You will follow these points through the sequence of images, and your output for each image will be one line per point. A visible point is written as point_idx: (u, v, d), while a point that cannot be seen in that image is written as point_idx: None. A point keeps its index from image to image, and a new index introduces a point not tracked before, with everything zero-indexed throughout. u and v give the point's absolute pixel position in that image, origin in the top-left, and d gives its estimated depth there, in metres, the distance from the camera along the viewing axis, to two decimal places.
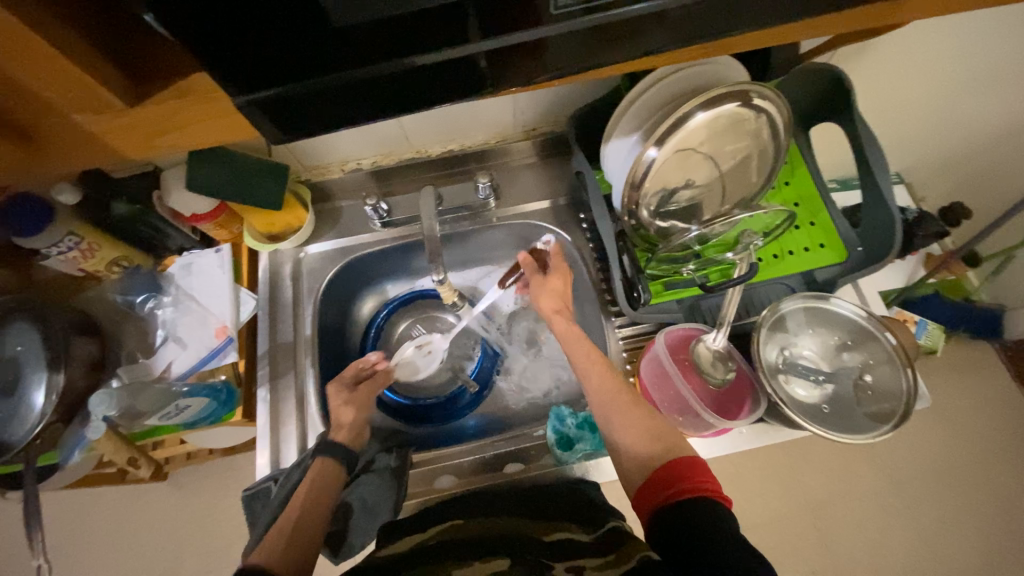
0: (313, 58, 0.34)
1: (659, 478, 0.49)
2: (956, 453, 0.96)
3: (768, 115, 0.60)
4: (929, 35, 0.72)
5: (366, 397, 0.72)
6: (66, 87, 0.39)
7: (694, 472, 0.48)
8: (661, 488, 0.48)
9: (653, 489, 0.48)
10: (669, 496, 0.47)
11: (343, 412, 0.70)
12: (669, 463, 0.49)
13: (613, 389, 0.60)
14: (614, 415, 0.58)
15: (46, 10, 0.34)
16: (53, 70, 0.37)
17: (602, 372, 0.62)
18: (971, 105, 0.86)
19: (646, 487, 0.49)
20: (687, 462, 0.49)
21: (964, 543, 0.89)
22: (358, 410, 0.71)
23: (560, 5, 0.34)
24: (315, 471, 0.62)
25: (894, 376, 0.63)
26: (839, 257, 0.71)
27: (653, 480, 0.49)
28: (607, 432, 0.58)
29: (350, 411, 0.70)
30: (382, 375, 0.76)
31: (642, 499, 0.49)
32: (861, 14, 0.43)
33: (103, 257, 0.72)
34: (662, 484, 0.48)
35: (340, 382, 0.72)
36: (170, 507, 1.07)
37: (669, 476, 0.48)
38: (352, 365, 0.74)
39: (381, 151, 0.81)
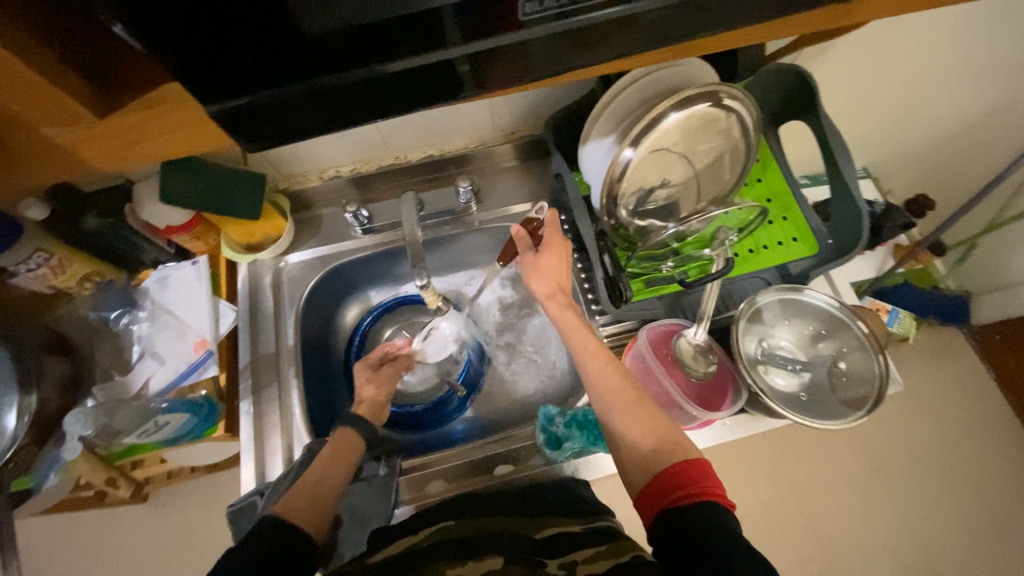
0: (288, 66, 0.34)
1: (663, 483, 0.47)
2: (931, 435, 0.99)
3: (738, 115, 0.62)
4: (887, 36, 0.75)
5: (388, 378, 0.78)
6: (33, 98, 0.38)
7: (698, 476, 0.46)
8: (665, 493, 0.47)
9: (656, 495, 0.47)
10: (673, 501, 0.46)
11: (365, 390, 0.76)
12: (672, 467, 0.48)
13: (614, 384, 0.58)
14: (611, 411, 0.56)
15: (11, 23, 0.34)
16: (18, 82, 0.36)
17: (597, 364, 0.60)
18: (930, 101, 0.90)
19: (649, 491, 0.48)
20: (690, 465, 0.47)
21: (942, 522, 0.92)
22: (379, 388, 0.76)
23: (529, 12, 0.34)
24: (339, 437, 0.67)
25: (866, 362, 0.66)
26: (811, 249, 0.73)
27: (655, 485, 0.48)
28: (607, 426, 0.57)
29: (371, 389, 0.76)
30: (406, 358, 0.82)
31: (645, 504, 0.48)
32: (820, 16, 0.45)
33: (74, 273, 0.70)
34: (665, 489, 0.47)
35: (368, 363, 0.79)
36: (152, 528, 1.04)
37: (672, 480, 0.47)
38: (378, 348, 0.80)
39: (360, 158, 0.81)
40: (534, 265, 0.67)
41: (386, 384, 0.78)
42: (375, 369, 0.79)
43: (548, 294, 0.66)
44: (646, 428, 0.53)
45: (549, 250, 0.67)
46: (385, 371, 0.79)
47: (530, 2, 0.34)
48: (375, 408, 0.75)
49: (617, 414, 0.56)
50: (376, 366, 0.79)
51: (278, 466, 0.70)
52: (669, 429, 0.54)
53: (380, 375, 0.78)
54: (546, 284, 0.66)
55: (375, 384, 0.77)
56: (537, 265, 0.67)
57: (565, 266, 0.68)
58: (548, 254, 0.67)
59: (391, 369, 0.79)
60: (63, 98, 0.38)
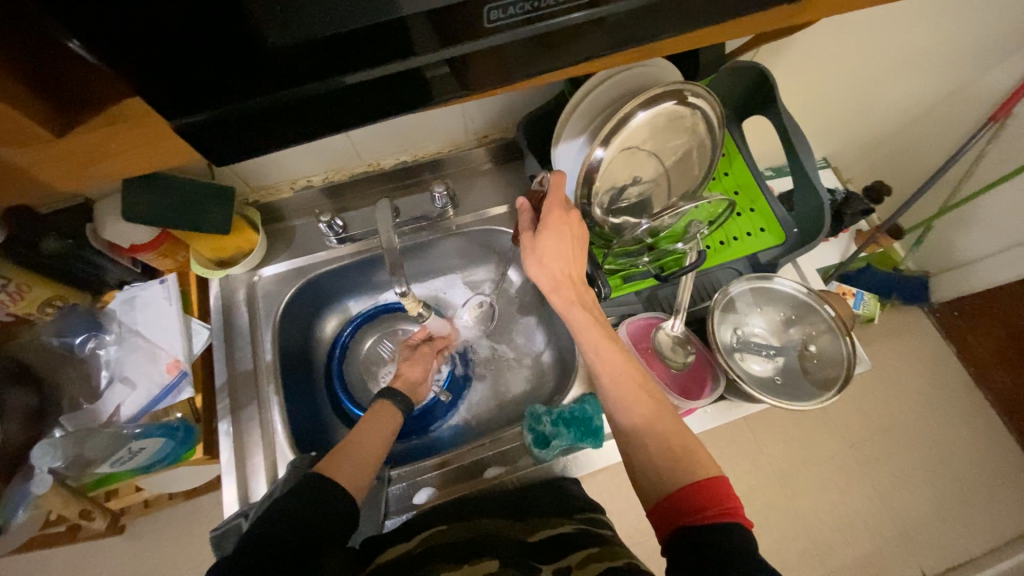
0: (258, 77, 0.34)
1: (687, 497, 0.46)
2: (900, 411, 1.04)
3: (702, 112, 0.64)
4: (838, 33, 0.79)
5: (424, 356, 0.79)
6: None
7: (721, 497, 0.46)
8: (687, 512, 0.46)
9: (675, 513, 0.46)
10: (693, 520, 0.45)
11: (402, 367, 0.77)
12: (693, 485, 0.47)
13: (631, 391, 0.56)
14: (626, 408, 0.55)
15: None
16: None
17: (607, 359, 0.58)
18: (880, 93, 0.95)
19: (667, 508, 0.47)
20: (715, 485, 0.46)
21: (914, 493, 0.97)
22: (416, 364, 0.78)
23: (494, 19, 0.35)
24: (380, 407, 0.69)
25: (834, 343, 0.68)
26: (778, 238, 0.76)
27: (674, 504, 0.47)
28: (622, 434, 0.55)
29: (412, 368, 0.77)
30: (444, 342, 0.83)
31: (661, 519, 0.47)
32: (772, 17, 0.47)
33: (34, 299, 0.67)
34: (686, 510, 0.46)
35: (408, 346, 0.82)
36: (129, 560, 1.00)
37: (694, 500, 0.46)
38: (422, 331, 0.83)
39: (332, 167, 0.80)
40: (532, 249, 0.62)
41: (421, 363, 0.78)
42: (414, 348, 0.81)
43: (551, 285, 0.62)
44: (661, 440, 0.52)
45: (545, 230, 0.60)
46: (421, 351, 0.80)
47: (495, 10, 0.35)
48: (410, 386, 0.75)
49: (629, 416, 0.55)
50: (417, 346, 0.81)
51: (261, 485, 0.69)
52: (684, 437, 0.52)
53: (418, 354, 0.80)
54: (546, 273, 0.62)
55: (410, 363, 0.78)
56: (537, 249, 0.61)
57: (567, 241, 0.61)
58: (547, 235, 0.60)
59: (427, 349, 0.80)
60: (20, 120, 0.36)
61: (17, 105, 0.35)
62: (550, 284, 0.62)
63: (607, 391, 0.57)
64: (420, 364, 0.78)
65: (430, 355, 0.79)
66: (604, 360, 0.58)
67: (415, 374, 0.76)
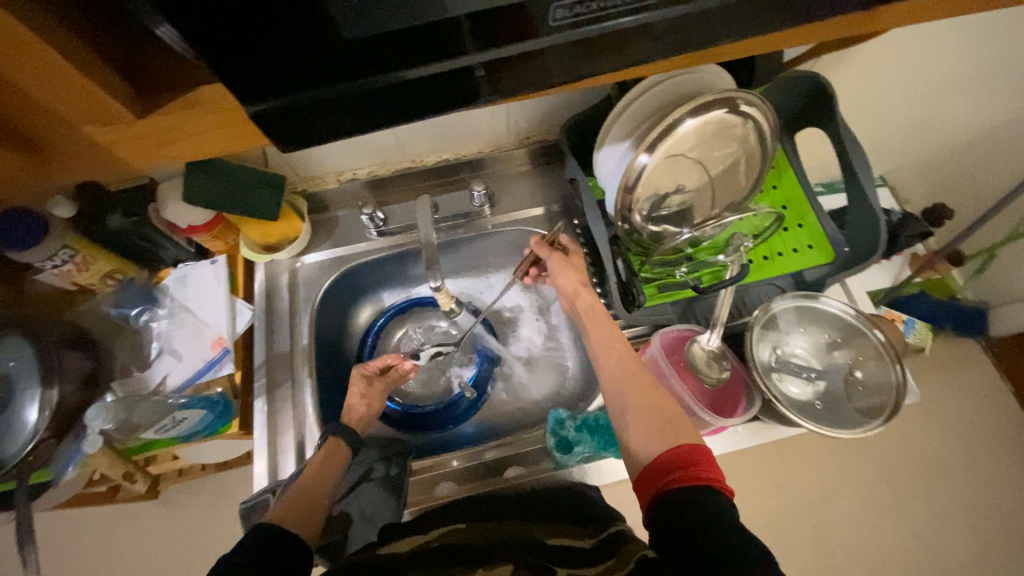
0: (321, 70, 0.35)
1: (669, 464, 0.50)
2: (947, 448, 0.97)
3: (754, 122, 0.62)
4: (905, 43, 0.75)
5: (380, 393, 0.76)
6: (62, 92, 0.38)
7: (695, 462, 0.49)
8: (664, 474, 0.49)
9: (654, 479, 0.50)
10: (670, 483, 0.49)
11: (354, 404, 0.74)
12: (670, 450, 0.51)
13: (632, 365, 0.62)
14: (626, 394, 0.59)
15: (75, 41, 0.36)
16: (47, 72, 0.36)
17: (609, 350, 0.64)
18: (951, 108, 0.89)
19: (646, 475, 0.51)
20: (690, 451, 0.50)
21: (957, 537, 0.90)
22: (369, 403, 0.74)
23: (558, 18, 0.35)
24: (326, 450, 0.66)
25: (883, 371, 0.65)
26: (828, 257, 0.72)
27: (654, 472, 0.50)
28: (619, 407, 0.59)
29: (363, 404, 0.74)
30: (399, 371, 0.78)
31: (646, 484, 0.51)
32: (837, 24, 0.45)
33: (97, 271, 0.72)
34: (662, 472, 0.50)
35: (362, 375, 0.75)
36: (161, 524, 1.05)
37: (674, 463, 0.49)
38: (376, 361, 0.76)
39: (377, 161, 0.82)
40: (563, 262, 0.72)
41: (376, 400, 0.75)
42: (369, 384, 0.75)
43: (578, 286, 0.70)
44: (656, 402, 0.57)
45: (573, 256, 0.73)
46: (377, 388, 0.75)
47: (560, 9, 0.35)
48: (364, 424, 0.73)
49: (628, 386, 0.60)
50: (371, 380, 0.76)
51: (290, 463, 0.71)
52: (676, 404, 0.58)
53: (373, 390, 0.76)
54: (569, 281, 0.71)
55: (365, 403, 0.74)
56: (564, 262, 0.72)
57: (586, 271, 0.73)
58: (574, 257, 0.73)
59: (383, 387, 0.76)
60: (93, 92, 0.38)
61: (90, 75, 0.37)
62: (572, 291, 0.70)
63: (607, 371, 0.63)
64: (374, 403, 0.75)
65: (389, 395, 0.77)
66: (612, 348, 0.65)
67: (359, 412, 0.73)
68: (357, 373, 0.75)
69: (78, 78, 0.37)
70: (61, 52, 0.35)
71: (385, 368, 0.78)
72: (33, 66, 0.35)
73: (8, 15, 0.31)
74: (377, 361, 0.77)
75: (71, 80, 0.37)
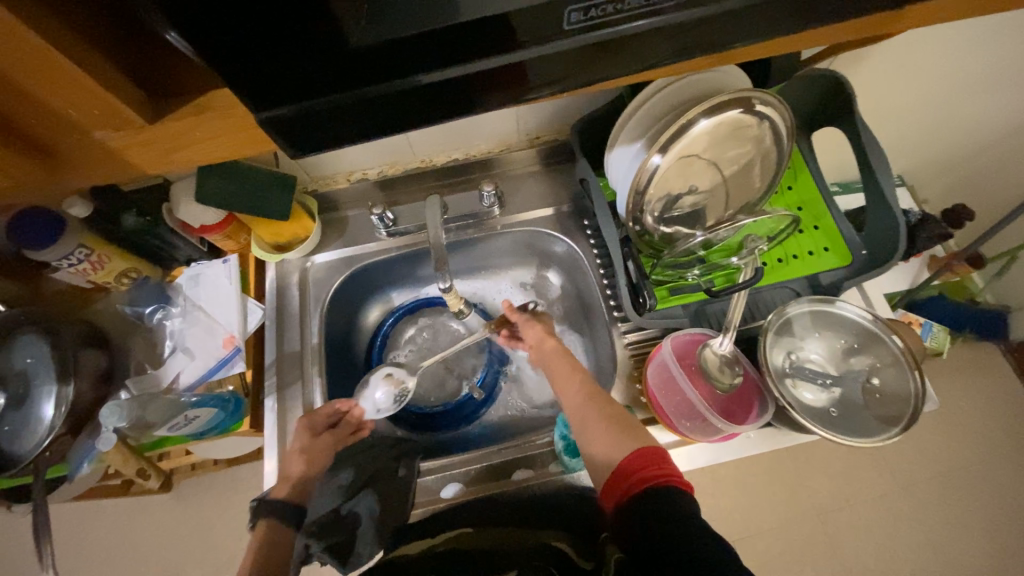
0: (332, 77, 0.35)
1: (630, 466, 0.51)
2: (966, 456, 0.95)
3: (770, 122, 0.61)
4: (924, 43, 0.74)
5: (325, 446, 0.68)
6: (75, 98, 0.38)
7: (653, 462, 0.51)
8: (626, 476, 0.51)
9: (618, 485, 0.51)
10: (633, 486, 0.50)
11: (293, 462, 0.66)
12: (631, 453, 0.52)
13: (588, 404, 0.62)
14: (587, 422, 0.60)
15: (89, 50, 0.37)
16: (58, 78, 0.36)
17: (570, 384, 0.65)
18: (974, 107, 0.87)
19: (613, 480, 0.52)
20: (645, 452, 0.52)
21: (974, 546, 0.88)
22: (309, 460, 0.67)
23: (573, 22, 0.35)
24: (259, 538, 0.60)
25: (901, 379, 0.63)
26: (843, 260, 0.71)
27: (616, 478, 0.52)
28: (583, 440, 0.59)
29: (300, 461, 0.66)
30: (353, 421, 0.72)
31: (612, 490, 0.52)
32: (856, 26, 0.44)
33: (112, 270, 0.73)
34: (623, 476, 0.51)
35: (307, 427, 0.68)
36: (174, 518, 1.06)
37: (635, 465, 0.51)
38: (323, 410, 0.70)
39: (387, 161, 0.82)
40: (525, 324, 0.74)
41: (318, 460, 0.67)
42: (314, 437, 0.68)
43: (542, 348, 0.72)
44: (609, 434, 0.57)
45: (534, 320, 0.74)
46: (322, 441, 0.68)
47: (576, 12, 0.35)
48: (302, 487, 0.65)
49: (587, 431, 0.59)
50: (317, 432, 0.69)
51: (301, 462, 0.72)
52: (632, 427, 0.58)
53: (316, 445, 0.68)
54: (534, 334, 0.73)
55: (303, 459, 0.66)
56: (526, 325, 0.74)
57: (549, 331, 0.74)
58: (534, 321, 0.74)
59: (329, 441, 0.68)
60: (106, 98, 0.38)
61: (102, 81, 0.37)
62: (537, 340, 0.73)
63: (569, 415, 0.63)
64: (314, 460, 0.67)
65: (335, 450, 0.69)
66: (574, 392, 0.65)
67: (296, 469, 0.66)
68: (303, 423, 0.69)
69: (90, 85, 0.37)
70: (71, 59, 0.35)
71: (335, 417, 0.71)
72: (46, 73, 0.35)
73: (12, 17, 0.31)
74: (326, 410, 0.70)
75: (83, 87, 0.37)
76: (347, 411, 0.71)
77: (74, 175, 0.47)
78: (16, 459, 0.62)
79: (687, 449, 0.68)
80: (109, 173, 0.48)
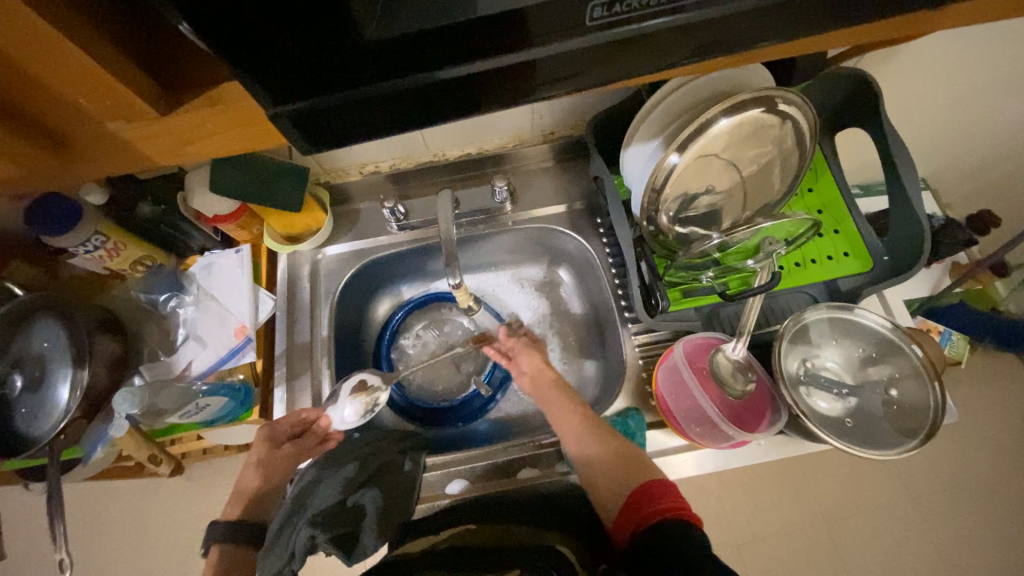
0: (347, 69, 0.34)
1: (642, 496, 0.52)
2: (983, 469, 0.92)
3: (793, 122, 0.59)
4: (959, 42, 0.71)
5: (284, 459, 0.68)
6: (87, 87, 0.38)
7: (661, 493, 0.52)
8: (639, 508, 0.51)
9: (630, 518, 0.52)
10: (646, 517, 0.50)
11: (247, 475, 0.66)
12: (641, 486, 0.53)
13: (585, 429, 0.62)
14: (590, 451, 0.60)
15: (104, 41, 0.37)
16: (70, 68, 0.36)
17: (565, 419, 0.64)
18: (1006, 110, 0.84)
19: (626, 512, 0.52)
20: (653, 484, 0.53)
21: (987, 562, 0.86)
22: (266, 472, 0.66)
23: (595, 18, 0.34)
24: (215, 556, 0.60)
25: (921, 390, 0.62)
26: (864, 266, 0.69)
27: (627, 512, 0.52)
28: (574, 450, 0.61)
29: (254, 475, 0.66)
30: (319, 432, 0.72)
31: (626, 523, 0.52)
32: (891, 25, 0.42)
33: (127, 257, 0.74)
34: (636, 508, 0.52)
35: (268, 436, 0.69)
36: (181, 502, 1.07)
37: (645, 497, 0.52)
38: (288, 418, 0.71)
39: (399, 155, 0.82)
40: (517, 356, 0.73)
41: (277, 472, 0.67)
42: (275, 447, 0.68)
43: (536, 378, 0.70)
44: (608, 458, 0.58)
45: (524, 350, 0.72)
46: (283, 452, 0.68)
47: (597, 8, 0.33)
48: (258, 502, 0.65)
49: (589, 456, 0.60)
50: (280, 442, 0.69)
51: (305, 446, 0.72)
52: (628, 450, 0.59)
53: (277, 456, 0.68)
54: (531, 363, 0.72)
55: (261, 470, 0.66)
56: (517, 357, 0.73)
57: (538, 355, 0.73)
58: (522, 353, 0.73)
59: (291, 450, 0.68)
60: (117, 89, 0.38)
61: (113, 71, 0.37)
62: (532, 369, 0.71)
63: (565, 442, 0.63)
64: (272, 472, 0.67)
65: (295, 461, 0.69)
66: (570, 422, 0.63)
67: (249, 483, 0.66)
68: (265, 433, 0.69)
69: (102, 74, 0.37)
70: (81, 47, 0.35)
71: (301, 428, 0.72)
72: (57, 62, 0.35)
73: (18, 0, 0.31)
74: (290, 419, 0.71)
75: (94, 75, 0.37)
76: (313, 422, 0.72)
77: (89, 166, 0.47)
78: (33, 440, 0.63)
79: (696, 454, 0.67)
80: (120, 165, 0.48)
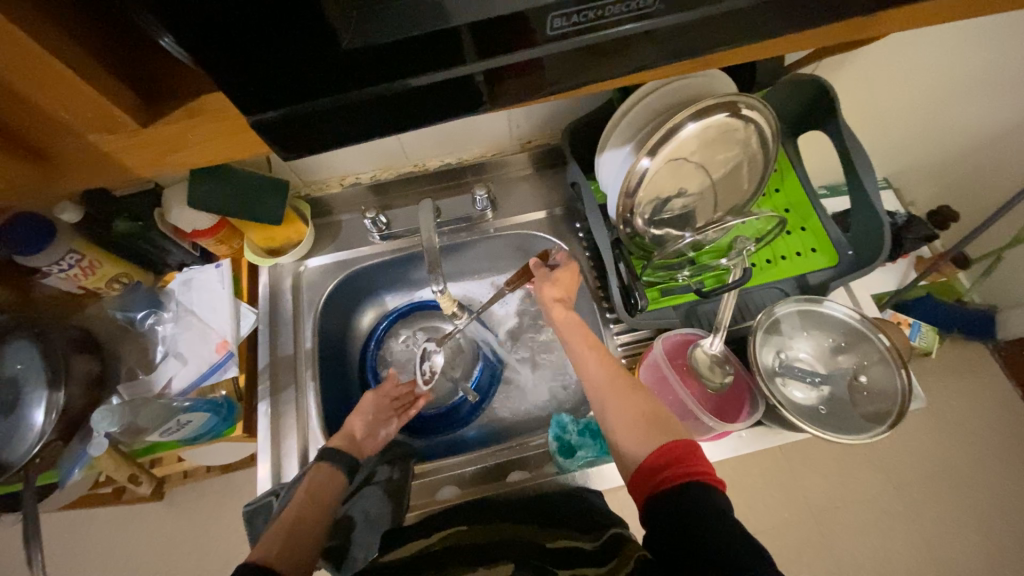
0: (319, 78, 0.35)
1: (657, 462, 0.50)
2: (956, 453, 0.96)
3: (757, 125, 0.62)
4: (904, 48, 0.76)
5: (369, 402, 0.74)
6: (67, 99, 0.38)
7: (680, 459, 0.50)
8: (653, 475, 0.50)
9: (643, 482, 0.50)
10: (662, 482, 0.49)
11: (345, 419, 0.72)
12: (659, 449, 0.51)
13: (611, 374, 0.62)
14: (607, 400, 0.60)
15: (84, 54, 0.37)
16: (49, 79, 0.36)
17: (587, 358, 0.64)
18: (955, 111, 0.89)
19: (638, 476, 0.51)
20: (673, 448, 0.51)
21: (964, 541, 0.90)
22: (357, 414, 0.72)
23: (557, 28, 0.36)
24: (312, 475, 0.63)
25: (888, 375, 0.64)
26: (831, 260, 0.72)
27: (641, 476, 0.51)
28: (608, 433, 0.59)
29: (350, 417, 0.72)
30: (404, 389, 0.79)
31: (639, 486, 0.51)
32: (836, 31, 0.46)
33: (103, 275, 0.73)
34: (650, 474, 0.50)
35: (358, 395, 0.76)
36: (163, 528, 1.03)
37: (662, 461, 0.50)
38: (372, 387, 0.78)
39: (380, 165, 0.83)
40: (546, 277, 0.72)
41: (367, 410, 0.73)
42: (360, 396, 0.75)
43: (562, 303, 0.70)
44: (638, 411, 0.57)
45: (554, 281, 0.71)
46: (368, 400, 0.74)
47: (558, 18, 0.35)
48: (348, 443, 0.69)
49: (611, 412, 0.59)
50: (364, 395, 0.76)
51: (292, 465, 0.71)
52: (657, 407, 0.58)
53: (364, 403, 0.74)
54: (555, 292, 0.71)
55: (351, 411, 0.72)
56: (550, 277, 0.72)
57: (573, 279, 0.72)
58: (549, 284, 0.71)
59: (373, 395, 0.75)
60: (97, 100, 0.39)
61: (93, 82, 0.38)
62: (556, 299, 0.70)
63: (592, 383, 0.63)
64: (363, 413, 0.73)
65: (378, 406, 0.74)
66: (597, 365, 0.63)
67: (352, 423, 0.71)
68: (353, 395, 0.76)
69: (81, 86, 0.37)
70: (63, 58, 0.35)
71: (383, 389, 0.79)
72: (38, 75, 0.36)
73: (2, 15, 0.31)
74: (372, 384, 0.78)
75: (72, 86, 0.37)
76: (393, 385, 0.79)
77: (73, 178, 0.47)
78: (6, 466, 0.61)
79: None
80: (102, 175, 0.47)
